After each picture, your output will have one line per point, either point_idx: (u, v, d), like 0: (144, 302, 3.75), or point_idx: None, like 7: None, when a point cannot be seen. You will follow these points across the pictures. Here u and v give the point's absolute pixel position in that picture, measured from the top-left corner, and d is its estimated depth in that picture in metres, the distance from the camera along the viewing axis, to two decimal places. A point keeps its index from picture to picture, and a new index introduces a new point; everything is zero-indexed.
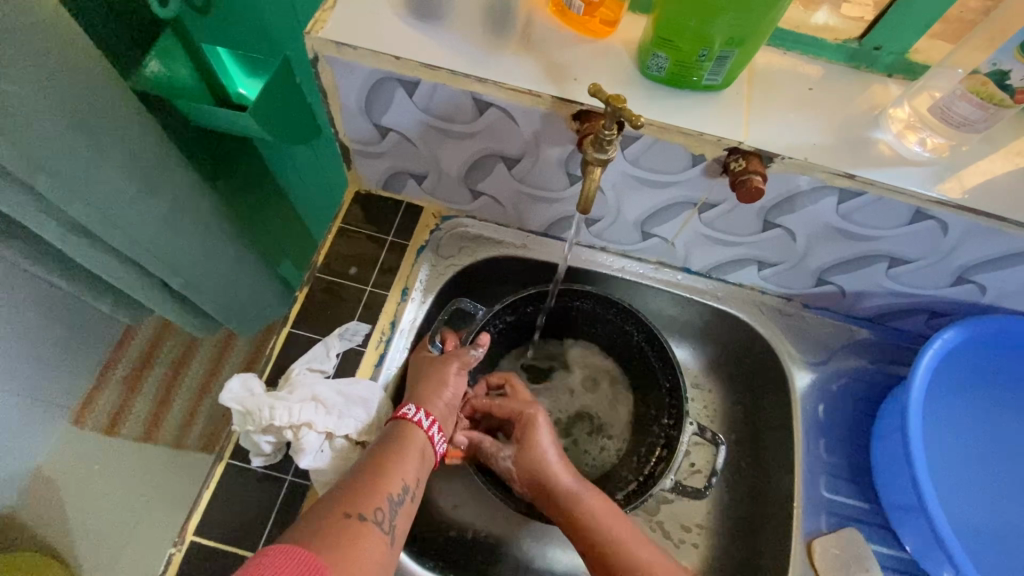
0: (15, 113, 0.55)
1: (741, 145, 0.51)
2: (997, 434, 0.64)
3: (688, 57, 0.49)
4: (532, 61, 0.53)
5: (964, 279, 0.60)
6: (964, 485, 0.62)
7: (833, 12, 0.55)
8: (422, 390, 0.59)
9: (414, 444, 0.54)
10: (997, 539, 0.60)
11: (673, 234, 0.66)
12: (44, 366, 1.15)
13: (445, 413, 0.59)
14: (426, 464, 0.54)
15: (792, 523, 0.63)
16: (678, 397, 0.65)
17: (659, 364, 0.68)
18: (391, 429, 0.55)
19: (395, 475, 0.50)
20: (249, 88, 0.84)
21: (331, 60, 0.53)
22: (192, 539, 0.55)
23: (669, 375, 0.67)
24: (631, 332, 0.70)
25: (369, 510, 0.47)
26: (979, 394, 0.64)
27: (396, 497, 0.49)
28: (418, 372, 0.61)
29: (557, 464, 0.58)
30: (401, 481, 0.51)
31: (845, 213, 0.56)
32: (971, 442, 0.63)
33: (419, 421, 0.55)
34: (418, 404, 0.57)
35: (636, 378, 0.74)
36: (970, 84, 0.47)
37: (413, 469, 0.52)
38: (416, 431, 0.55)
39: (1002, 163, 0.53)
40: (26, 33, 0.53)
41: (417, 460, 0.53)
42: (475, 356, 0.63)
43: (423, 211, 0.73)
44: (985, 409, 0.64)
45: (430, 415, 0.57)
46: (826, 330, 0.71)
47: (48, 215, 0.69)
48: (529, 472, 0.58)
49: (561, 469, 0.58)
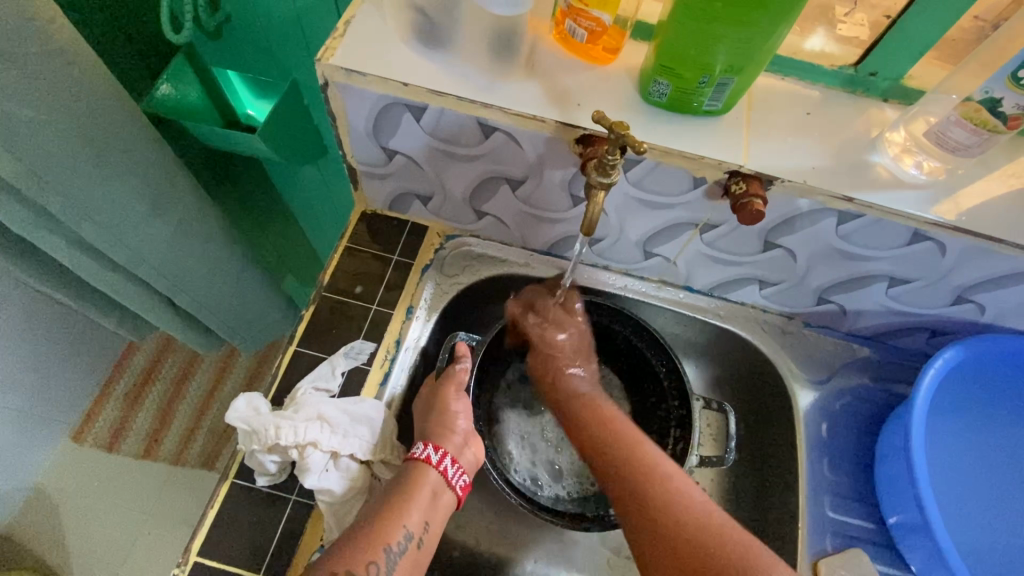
0: (28, 138, 0.56)
1: (742, 169, 0.52)
2: (1004, 454, 0.64)
3: (689, 84, 0.50)
4: (537, 86, 0.54)
5: (964, 299, 0.60)
6: (971, 505, 0.62)
7: (828, 36, 0.57)
8: (429, 427, 0.58)
9: (424, 486, 0.54)
10: (1005, 561, 0.59)
11: (675, 253, 0.67)
12: (46, 382, 1.15)
13: (457, 448, 0.58)
14: (437, 506, 0.54)
15: (799, 544, 0.63)
16: (678, 379, 0.68)
17: (648, 348, 0.70)
18: (403, 469, 0.56)
19: (397, 523, 0.51)
20: (258, 109, 0.86)
21: (341, 85, 0.55)
22: (195, 560, 0.55)
23: (666, 361, 0.69)
24: (616, 330, 0.71)
25: (359, 566, 0.48)
26: (987, 415, 0.64)
27: (394, 548, 0.50)
28: (427, 396, 0.62)
29: (570, 376, 0.68)
30: (403, 527, 0.51)
31: (845, 234, 0.56)
32: (978, 463, 0.63)
33: (427, 457, 0.55)
34: (426, 439, 0.57)
35: (628, 375, 0.75)
36: (963, 110, 0.48)
37: (421, 513, 0.52)
38: (427, 470, 0.55)
39: (998, 186, 0.54)
40: (45, 60, 0.54)
41: (425, 504, 0.53)
42: (461, 369, 0.62)
43: (428, 230, 0.74)
44: (993, 429, 0.64)
45: (439, 449, 0.56)
46: (829, 348, 0.71)
47: (59, 235, 0.70)
48: (547, 374, 0.68)
49: (574, 378, 0.68)
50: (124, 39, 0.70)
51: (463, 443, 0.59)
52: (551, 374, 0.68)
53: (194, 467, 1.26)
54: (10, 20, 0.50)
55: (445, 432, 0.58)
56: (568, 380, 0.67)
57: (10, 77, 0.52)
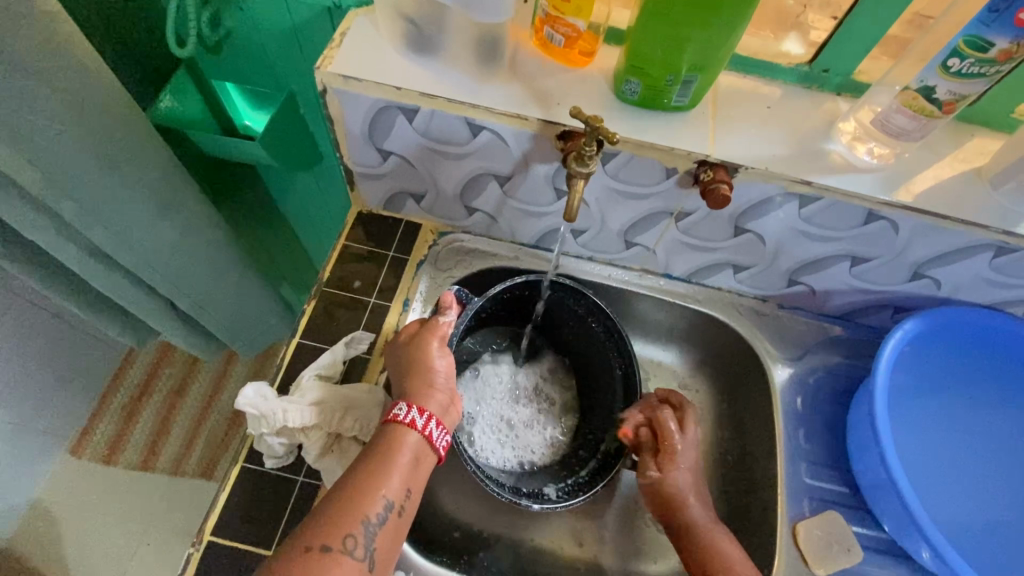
0: (46, 146, 0.60)
1: (709, 158, 0.57)
2: (980, 433, 0.68)
3: (657, 82, 0.55)
4: (519, 88, 0.59)
5: (920, 275, 0.65)
6: (944, 478, 0.66)
7: (801, 40, 0.62)
8: (410, 387, 0.59)
9: (403, 452, 0.54)
10: (975, 530, 0.64)
11: (654, 242, 0.71)
12: (47, 394, 1.17)
13: (440, 410, 0.58)
14: (417, 473, 0.54)
15: (779, 509, 0.66)
16: (631, 382, 0.71)
17: (613, 349, 0.73)
18: (382, 432, 0.55)
19: (375, 493, 0.50)
20: (255, 120, 0.89)
21: (338, 91, 0.59)
22: (209, 539, 0.58)
23: (623, 362, 0.72)
24: (590, 324, 0.74)
25: (335, 540, 0.48)
26: (962, 394, 0.69)
27: (373, 519, 0.50)
28: (405, 353, 0.62)
29: (689, 500, 0.62)
30: (381, 498, 0.50)
31: (806, 217, 0.61)
32: (955, 439, 0.68)
33: (411, 420, 0.55)
34: (409, 401, 0.57)
35: (586, 367, 0.79)
36: (903, 99, 0.53)
37: (398, 482, 0.52)
38: (407, 434, 0.54)
39: (948, 169, 0.59)
40: (63, 74, 0.58)
41: (405, 473, 0.52)
42: (445, 323, 0.63)
43: (422, 228, 0.78)
44: (968, 407, 0.69)
45: (424, 412, 0.56)
46: (802, 327, 0.76)
47: (69, 241, 0.73)
48: (664, 504, 0.63)
49: (693, 509, 0.62)
50: (126, 51, 0.75)
51: (447, 403, 0.59)
52: (671, 501, 0.63)
53: (193, 476, 1.27)
54: (32, 38, 0.54)
55: (427, 392, 0.58)
56: (687, 503, 0.62)
57: (29, 90, 0.56)
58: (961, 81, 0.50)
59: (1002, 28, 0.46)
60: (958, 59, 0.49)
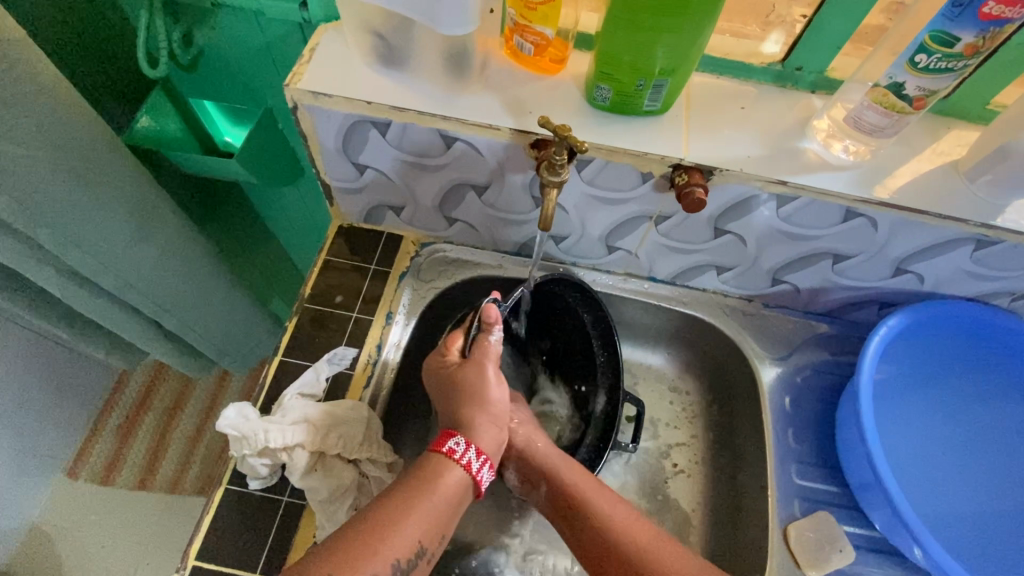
0: (13, 172, 0.59)
1: (683, 161, 0.57)
2: (969, 425, 0.68)
3: (628, 88, 0.55)
4: (491, 97, 0.58)
5: (903, 270, 0.65)
6: (937, 473, 0.66)
7: (782, 38, 0.61)
8: (457, 419, 0.59)
9: (444, 493, 0.53)
10: (969, 529, 0.63)
11: (635, 246, 0.71)
12: (39, 419, 1.16)
13: (493, 447, 0.59)
14: (452, 520, 0.53)
15: (770, 512, 0.66)
16: (614, 373, 0.72)
17: (599, 339, 0.73)
18: (428, 463, 0.55)
19: (411, 535, 0.49)
20: (234, 135, 0.91)
21: (310, 107, 0.59)
22: (194, 564, 0.57)
23: (606, 351, 0.72)
24: (579, 314, 0.73)
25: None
26: (948, 389, 0.69)
27: (402, 565, 0.48)
28: (451, 377, 0.61)
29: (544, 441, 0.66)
30: (417, 542, 0.50)
31: (785, 216, 0.61)
32: (945, 434, 0.68)
33: (467, 462, 0.55)
34: (468, 438, 0.57)
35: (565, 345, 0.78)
36: (872, 96, 0.53)
37: (433, 526, 0.51)
38: (456, 472, 0.54)
39: (925, 164, 0.58)
40: (33, 99, 0.58)
41: (441, 518, 0.52)
42: (495, 342, 0.62)
43: (403, 240, 0.78)
44: (961, 404, 0.69)
45: (481, 455, 0.56)
46: (788, 326, 0.76)
47: (48, 266, 0.72)
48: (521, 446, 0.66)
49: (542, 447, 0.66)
50: (99, 73, 0.75)
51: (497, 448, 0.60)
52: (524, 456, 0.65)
53: (189, 493, 1.27)
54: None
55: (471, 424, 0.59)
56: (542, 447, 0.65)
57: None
58: (930, 77, 0.50)
59: (966, 23, 0.46)
60: (925, 55, 0.48)
